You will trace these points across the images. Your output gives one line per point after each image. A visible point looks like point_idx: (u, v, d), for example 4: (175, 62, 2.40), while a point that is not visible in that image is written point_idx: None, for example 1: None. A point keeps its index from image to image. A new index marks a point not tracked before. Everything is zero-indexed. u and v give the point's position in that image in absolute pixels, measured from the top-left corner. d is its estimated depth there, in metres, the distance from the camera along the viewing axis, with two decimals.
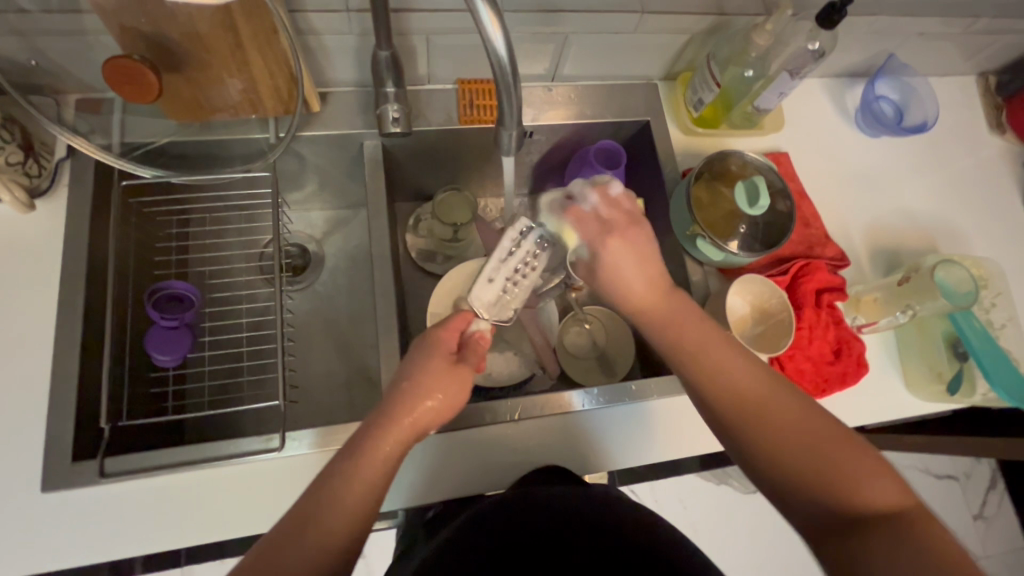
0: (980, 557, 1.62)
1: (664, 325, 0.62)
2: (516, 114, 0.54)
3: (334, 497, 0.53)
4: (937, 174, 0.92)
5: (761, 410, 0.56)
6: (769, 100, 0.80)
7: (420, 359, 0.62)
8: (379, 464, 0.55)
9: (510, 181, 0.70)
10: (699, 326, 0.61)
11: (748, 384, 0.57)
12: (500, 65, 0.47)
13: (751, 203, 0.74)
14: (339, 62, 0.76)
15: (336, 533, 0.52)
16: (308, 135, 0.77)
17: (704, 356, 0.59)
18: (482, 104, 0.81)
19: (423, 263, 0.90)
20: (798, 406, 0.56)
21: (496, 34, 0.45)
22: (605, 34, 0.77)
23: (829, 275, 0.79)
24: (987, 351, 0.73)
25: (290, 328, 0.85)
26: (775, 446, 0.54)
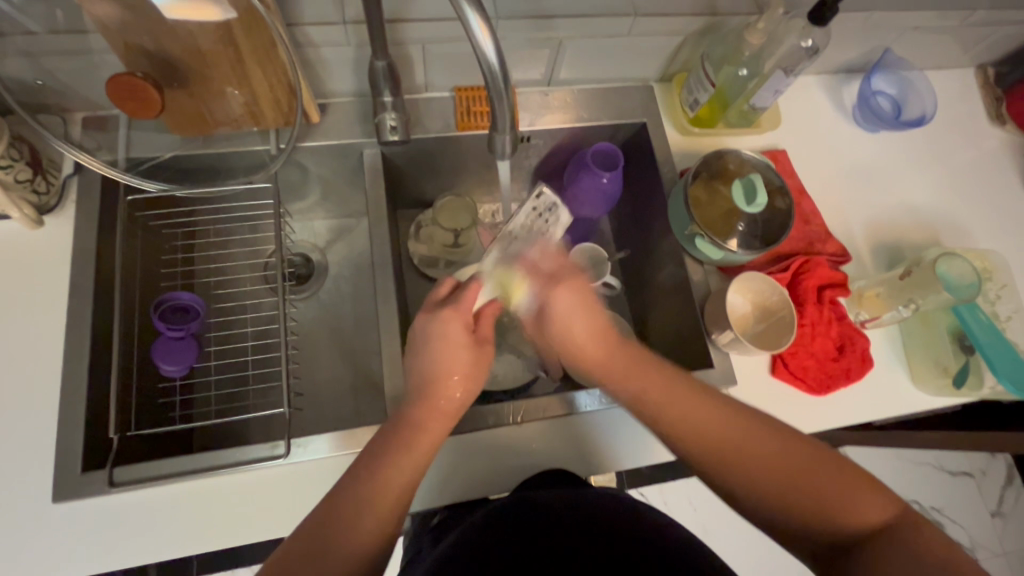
0: (999, 554, 1.59)
1: (621, 377, 0.65)
2: (508, 117, 0.54)
3: (368, 510, 0.55)
4: (938, 167, 0.92)
5: (729, 451, 0.58)
6: (765, 99, 0.81)
7: (446, 335, 0.64)
8: (408, 470, 0.58)
9: (506, 187, 0.71)
10: (645, 371, 0.64)
11: (729, 438, 0.59)
12: (491, 71, 0.47)
13: (748, 202, 0.74)
14: (338, 73, 0.77)
15: (377, 527, 0.55)
16: (308, 145, 0.79)
17: (671, 414, 0.61)
18: (478, 110, 0.82)
19: (425, 269, 0.91)
20: (773, 438, 0.58)
21: (486, 41, 0.45)
22: (599, 38, 0.78)
23: (830, 270, 0.79)
24: (992, 342, 0.74)
25: (294, 336, 0.86)
26: (755, 468, 0.57)
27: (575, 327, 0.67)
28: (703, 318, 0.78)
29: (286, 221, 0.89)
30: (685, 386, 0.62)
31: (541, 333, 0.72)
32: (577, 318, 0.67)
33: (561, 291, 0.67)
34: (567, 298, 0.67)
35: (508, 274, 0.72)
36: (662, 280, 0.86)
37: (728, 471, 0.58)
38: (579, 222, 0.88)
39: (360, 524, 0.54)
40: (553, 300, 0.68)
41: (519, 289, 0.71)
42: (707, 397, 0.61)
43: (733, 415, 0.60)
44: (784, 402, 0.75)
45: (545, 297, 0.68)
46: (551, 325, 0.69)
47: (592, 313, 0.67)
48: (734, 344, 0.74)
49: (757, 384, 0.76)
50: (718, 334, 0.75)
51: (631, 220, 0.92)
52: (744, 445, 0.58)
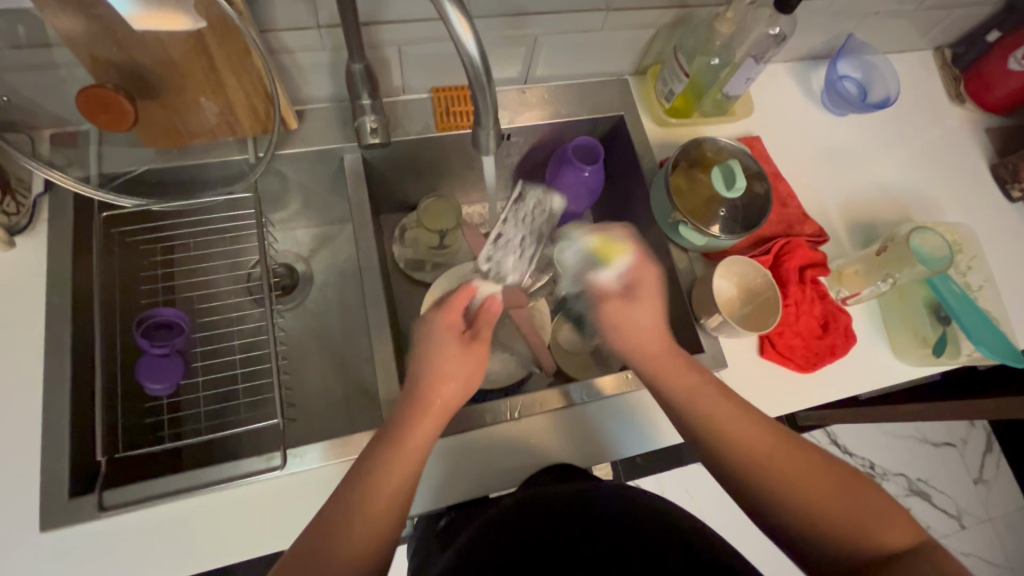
0: (984, 520, 1.65)
1: (678, 385, 0.65)
2: (492, 111, 0.54)
3: (355, 518, 0.54)
4: (905, 146, 0.95)
5: (765, 458, 0.60)
6: (737, 87, 0.83)
7: (434, 348, 0.66)
8: (403, 469, 0.57)
9: (490, 186, 0.71)
10: (697, 376, 0.66)
11: (767, 451, 0.60)
12: (473, 67, 0.47)
13: (729, 186, 0.75)
14: (314, 79, 0.76)
15: (371, 531, 0.54)
16: (287, 152, 0.78)
17: (710, 416, 0.63)
18: (459, 110, 0.82)
19: (412, 272, 0.92)
20: (800, 455, 0.60)
21: (466, 37, 0.45)
22: (573, 34, 0.79)
23: (809, 251, 0.81)
24: (965, 312, 0.76)
25: (283, 347, 0.85)
26: (786, 481, 0.58)
27: (642, 319, 0.70)
28: (691, 303, 0.79)
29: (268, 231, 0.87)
30: (725, 394, 0.64)
31: (614, 309, 0.72)
32: (642, 310, 0.71)
33: (648, 273, 0.73)
34: (648, 287, 0.72)
35: (609, 241, 0.77)
36: None
37: (763, 485, 0.59)
38: (564, 217, 0.89)
39: (350, 539, 0.53)
40: (643, 274, 0.73)
41: (620, 254, 0.75)
42: (743, 407, 0.64)
43: (761, 426, 0.62)
44: (775, 382, 0.77)
45: (636, 273, 0.73)
46: (634, 303, 0.71)
47: (658, 309, 0.71)
48: (723, 327, 0.75)
49: (748, 366, 0.77)
50: (707, 318, 0.76)
51: (614, 212, 0.93)
52: (775, 458, 0.60)
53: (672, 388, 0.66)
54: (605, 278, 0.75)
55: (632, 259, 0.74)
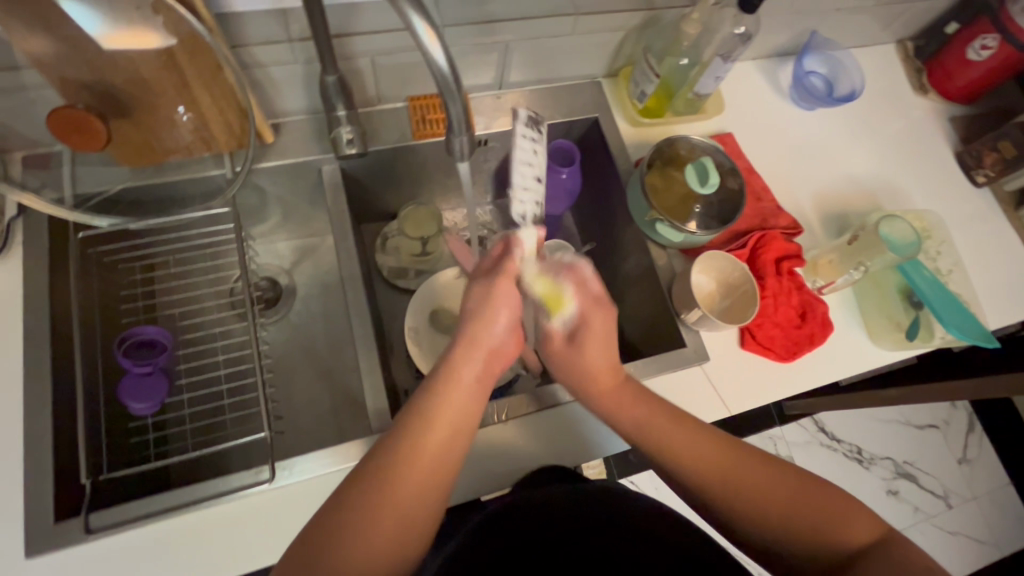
0: (970, 499, 1.69)
1: (635, 416, 0.64)
2: (463, 118, 0.55)
3: (382, 502, 0.52)
4: (873, 137, 0.98)
5: (730, 478, 0.59)
6: (707, 85, 0.84)
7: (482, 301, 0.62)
8: (438, 443, 0.55)
9: (467, 188, 0.68)
10: (650, 404, 0.64)
11: (730, 470, 0.60)
12: (442, 76, 0.48)
13: (702, 183, 0.76)
14: (288, 92, 0.77)
15: (398, 514, 0.52)
16: (264, 166, 0.78)
17: (670, 444, 0.62)
18: (431, 119, 0.82)
19: (395, 280, 0.93)
20: (762, 467, 0.60)
21: (434, 46, 0.46)
22: (543, 39, 0.80)
23: (783, 243, 0.83)
24: (938, 297, 0.77)
25: (269, 360, 0.85)
26: (751, 496, 0.58)
27: (595, 359, 0.65)
28: (671, 298, 0.80)
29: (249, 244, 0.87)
30: (681, 418, 0.63)
31: (562, 354, 0.67)
32: (593, 349, 0.65)
33: (597, 315, 0.65)
34: (599, 326, 0.65)
35: (558, 288, 0.66)
36: (629, 268, 0.88)
37: (729, 503, 0.59)
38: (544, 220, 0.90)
39: (373, 534, 0.51)
40: (595, 321, 0.65)
41: (565, 305, 0.65)
42: (700, 428, 0.63)
43: (720, 444, 0.62)
44: (756, 373, 0.78)
45: (584, 320, 0.65)
46: (584, 348, 0.65)
47: (609, 347, 0.66)
48: (703, 321, 0.76)
49: (728, 358, 0.79)
50: (686, 313, 0.77)
51: (593, 213, 0.94)
52: (739, 476, 0.60)
53: (625, 419, 0.64)
54: (552, 329, 0.67)
55: (581, 307, 0.65)
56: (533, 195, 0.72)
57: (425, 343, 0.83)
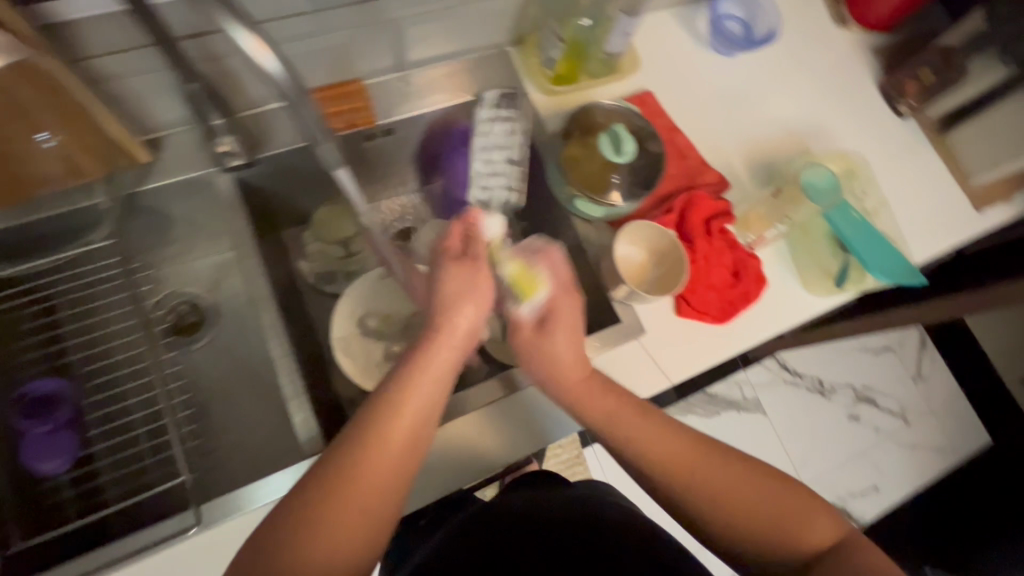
0: (927, 412, 1.77)
1: (602, 410, 0.62)
2: (315, 117, 0.55)
3: (335, 514, 0.50)
4: (797, 77, 0.95)
5: (691, 473, 0.59)
6: (617, 43, 0.80)
7: (467, 284, 0.62)
8: (396, 446, 0.53)
9: (362, 204, 0.70)
10: (610, 395, 0.63)
11: (692, 465, 0.59)
12: (281, 85, 0.47)
13: (616, 151, 0.73)
14: (157, 103, 0.69)
15: (353, 527, 0.50)
16: (147, 189, 0.71)
17: (634, 436, 0.61)
18: (331, 112, 0.77)
19: (324, 284, 0.88)
20: (726, 463, 0.59)
21: (263, 53, 0.44)
22: (433, 11, 0.74)
23: (712, 202, 0.81)
24: (862, 241, 0.78)
25: (197, 392, 0.78)
26: (713, 493, 0.58)
27: (562, 355, 0.64)
28: (601, 272, 0.78)
29: (156, 274, 0.81)
30: (646, 412, 0.62)
31: (528, 339, 0.65)
32: (561, 343, 0.64)
33: (564, 303, 0.65)
34: (565, 321, 0.64)
35: (530, 270, 0.64)
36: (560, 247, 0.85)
37: (684, 494, 0.59)
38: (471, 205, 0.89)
39: (336, 541, 0.50)
40: (563, 309, 0.64)
41: (536, 291, 0.64)
42: (667, 423, 0.62)
43: (685, 440, 0.61)
44: (696, 339, 0.78)
45: (552, 306, 0.64)
46: (552, 336, 0.64)
47: (576, 339, 0.65)
48: (632, 296, 0.75)
49: (666, 327, 0.78)
50: (615, 289, 0.75)
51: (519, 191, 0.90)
52: (702, 471, 0.59)
53: (588, 414, 0.63)
54: (520, 312, 0.65)
55: (549, 296, 0.64)
56: (504, 180, 0.79)
57: (357, 352, 0.80)
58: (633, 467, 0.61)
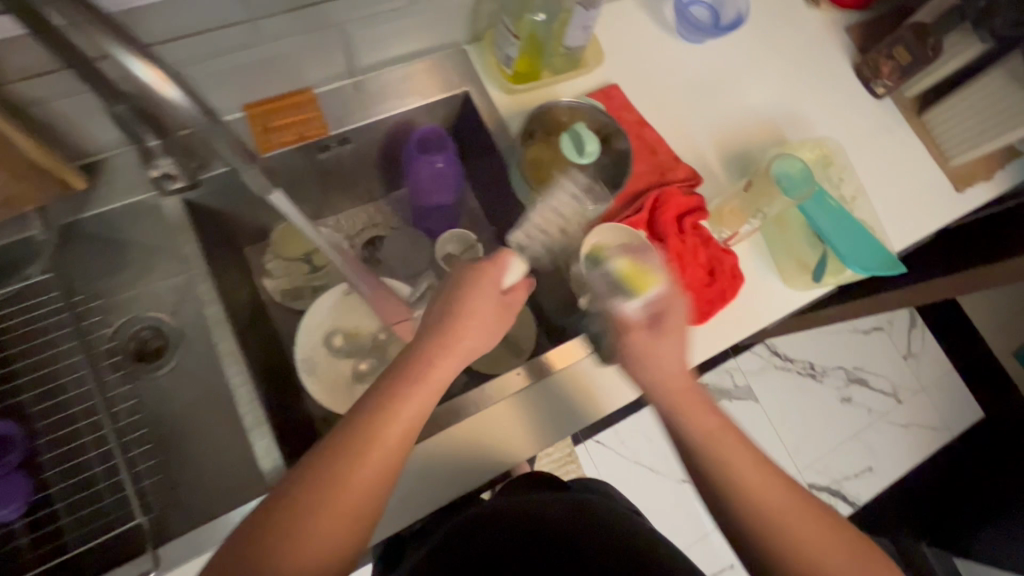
0: (919, 389, 1.76)
1: (702, 431, 0.60)
2: (239, 151, 0.49)
3: (309, 530, 0.49)
4: (769, 61, 0.92)
5: (783, 522, 0.56)
6: (576, 37, 0.76)
7: (470, 302, 0.60)
8: (379, 465, 0.52)
9: (313, 232, 0.62)
10: (709, 419, 0.61)
11: (787, 514, 0.56)
12: (193, 117, 0.43)
13: (580, 151, 0.69)
14: (91, 125, 0.65)
15: (324, 544, 0.49)
16: (89, 216, 0.68)
17: (731, 463, 0.58)
18: (280, 125, 0.74)
19: (293, 302, 0.87)
20: (825, 521, 0.56)
21: (164, 85, 0.41)
22: (381, 13, 0.70)
23: (684, 198, 0.78)
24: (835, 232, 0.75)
25: (162, 424, 0.73)
26: (807, 548, 0.55)
27: (666, 359, 0.62)
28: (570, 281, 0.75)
29: (115, 298, 0.76)
30: (747, 446, 0.60)
31: (641, 341, 0.63)
32: (663, 347, 0.62)
33: (680, 299, 0.64)
34: (669, 324, 0.63)
35: (643, 268, 0.65)
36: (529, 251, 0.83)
37: (769, 542, 0.55)
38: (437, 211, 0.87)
39: (304, 560, 0.48)
40: (677, 303, 0.63)
41: (651, 285, 0.63)
42: (765, 460, 0.59)
43: (783, 485, 0.58)
44: None
45: (666, 305, 0.63)
46: (663, 337, 0.63)
47: (681, 341, 0.63)
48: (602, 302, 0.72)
49: None
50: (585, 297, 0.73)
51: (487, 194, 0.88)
52: (794, 521, 0.56)
53: (687, 431, 0.60)
54: (629, 310, 0.63)
55: (663, 292, 0.63)
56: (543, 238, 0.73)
57: (324, 372, 0.78)
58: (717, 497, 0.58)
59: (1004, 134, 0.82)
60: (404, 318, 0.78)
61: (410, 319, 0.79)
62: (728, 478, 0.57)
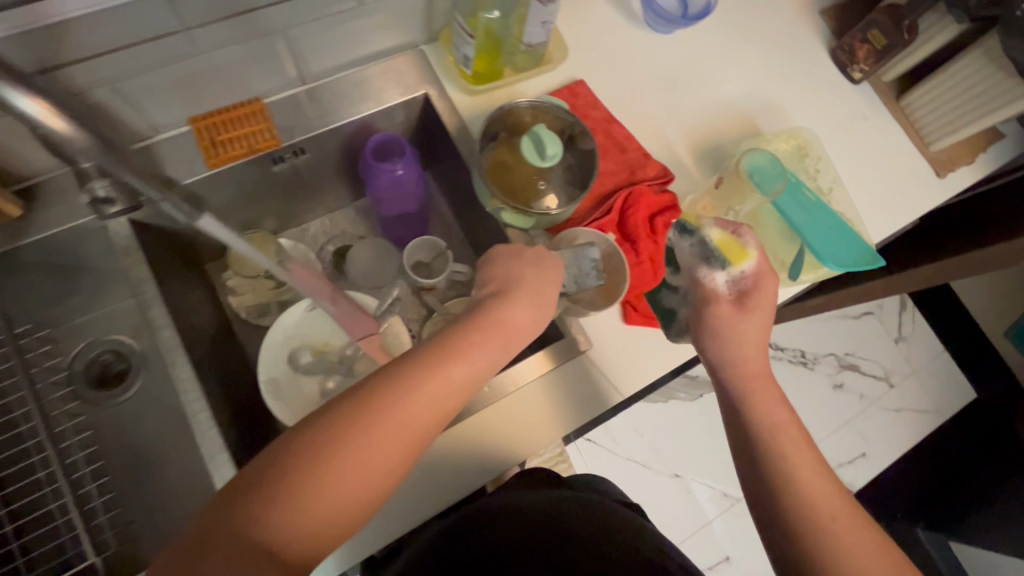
0: (911, 372, 1.74)
1: (769, 414, 0.60)
2: (140, 177, 0.52)
3: (338, 470, 0.46)
4: (741, 49, 0.89)
5: (824, 516, 0.54)
6: (535, 33, 0.72)
7: (527, 281, 0.63)
8: (417, 431, 0.51)
9: (259, 254, 0.63)
10: (779, 406, 0.61)
11: (834, 511, 0.54)
12: (87, 145, 0.49)
13: (541, 155, 0.66)
14: (22, 147, 0.62)
15: (345, 495, 0.46)
16: (27, 244, 0.64)
17: (787, 450, 0.57)
18: (227, 138, 0.70)
19: (259, 319, 0.85)
20: (866, 526, 0.54)
21: (57, 121, 0.46)
22: (325, 17, 0.66)
23: (655, 197, 0.75)
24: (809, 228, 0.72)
25: (127, 447, 0.76)
26: (847, 543, 0.53)
27: (749, 340, 0.62)
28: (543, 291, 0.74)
29: (72, 325, 0.78)
30: (806, 442, 0.59)
31: (725, 315, 0.63)
32: (747, 328, 0.62)
33: (767, 284, 0.64)
34: (754, 305, 0.63)
35: (738, 241, 0.65)
36: None
37: (807, 534, 0.53)
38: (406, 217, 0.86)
39: (321, 504, 0.45)
40: (766, 284, 0.63)
41: (744, 259, 0.63)
42: (818, 459, 0.58)
43: (829, 484, 0.56)
44: (647, 348, 0.74)
45: (756, 282, 0.63)
46: (749, 315, 0.63)
47: (765, 323, 0.63)
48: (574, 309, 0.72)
49: (615, 339, 0.74)
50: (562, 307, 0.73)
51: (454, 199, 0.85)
52: (837, 518, 0.54)
53: (757, 412, 0.60)
54: (717, 281, 0.64)
55: (757, 268, 0.63)
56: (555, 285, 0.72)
57: (288, 392, 0.75)
58: (763, 481, 0.57)
59: (982, 117, 0.80)
60: (371, 333, 0.76)
61: (377, 333, 0.76)
62: (788, 473, 0.56)
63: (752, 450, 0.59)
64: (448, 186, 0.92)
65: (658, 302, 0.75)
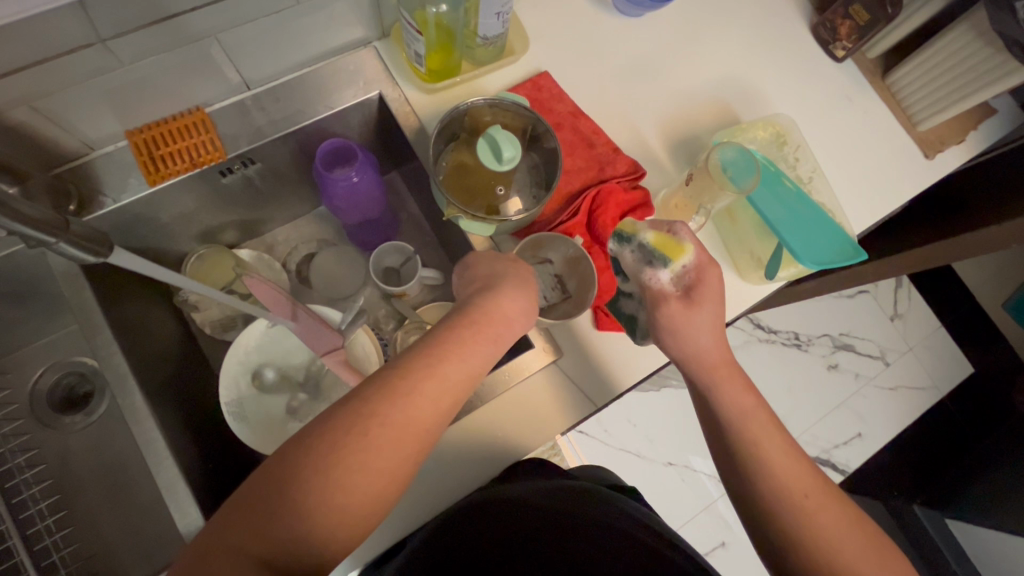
0: (907, 350, 1.71)
1: (733, 396, 0.57)
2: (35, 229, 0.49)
3: (337, 476, 0.44)
4: (717, 30, 0.83)
5: (796, 499, 0.52)
6: (490, 26, 0.67)
7: (514, 272, 0.60)
8: (417, 430, 0.47)
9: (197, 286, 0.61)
10: (741, 392, 0.57)
11: (805, 488, 0.52)
12: None
13: (498, 160, 0.62)
14: None
15: (346, 502, 0.44)
16: None
17: (753, 432, 0.55)
18: (166, 152, 0.66)
19: (225, 333, 0.83)
20: (838, 506, 0.53)
21: None
22: (260, 21, 0.61)
23: (625, 195, 0.72)
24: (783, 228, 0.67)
25: (98, 464, 0.81)
26: (818, 519, 0.51)
27: (702, 334, 0.59)
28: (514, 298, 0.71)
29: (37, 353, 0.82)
30: (774, 426, 0.56)
31: (675, 312, 0.59)
32: (697, 321, 0.59)
33: (711, 275, 0.60)
34: (705, 292, 0.60)
35: (673, 237, 0.61)
36: None
37: (779, 519, 0.51)
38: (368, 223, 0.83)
39: (323, 512, 0.43)
40: (711, 275, 0.60)
41: (682, 253, 0.60)
42: (787, 439, 0.56)
43: (799, 461, 0.54)
44: (618, 352, 0.71)
45: (699, 275, 0.60)
46: (700, 307, 0.59)
47: (714, 319, 0.60)
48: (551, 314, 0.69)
49: (588, 344, 0.71)
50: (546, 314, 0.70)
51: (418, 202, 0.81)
52: (807, 495, 0.52)
53: (718, 399, 0.57)
54: (661, 280, 0.61)
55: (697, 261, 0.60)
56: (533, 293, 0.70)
57: (254, 412, 0.73)
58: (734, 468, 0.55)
59: (972, 94, 0.75)
60: (335, 347, 0.72)
61: (343, 346, 0.73)
62: (759, 459, 0.53)
63: (725, 451, 0.56)
64: (415, 186, 0.88)
65: (615, 308, 0.70)
